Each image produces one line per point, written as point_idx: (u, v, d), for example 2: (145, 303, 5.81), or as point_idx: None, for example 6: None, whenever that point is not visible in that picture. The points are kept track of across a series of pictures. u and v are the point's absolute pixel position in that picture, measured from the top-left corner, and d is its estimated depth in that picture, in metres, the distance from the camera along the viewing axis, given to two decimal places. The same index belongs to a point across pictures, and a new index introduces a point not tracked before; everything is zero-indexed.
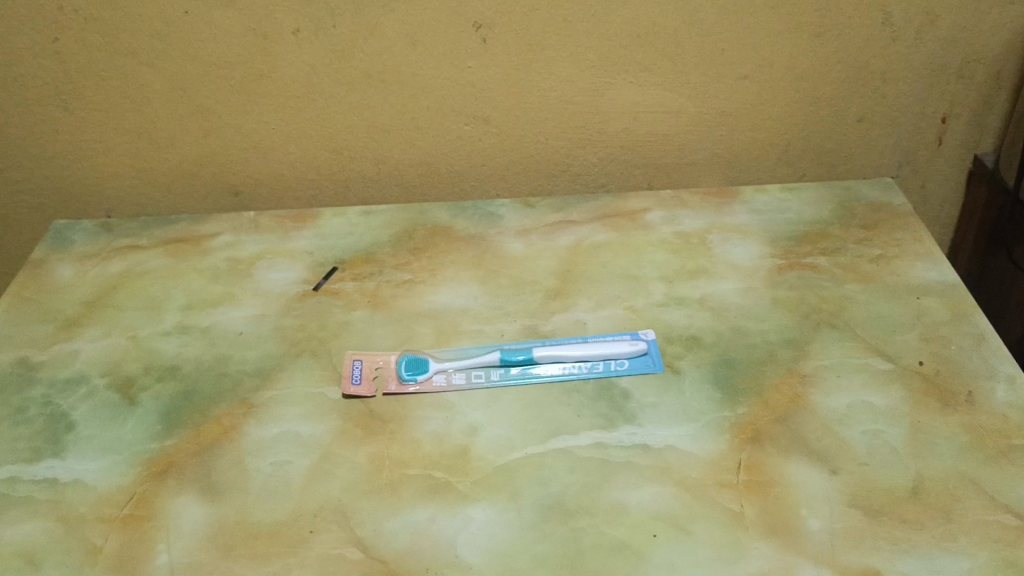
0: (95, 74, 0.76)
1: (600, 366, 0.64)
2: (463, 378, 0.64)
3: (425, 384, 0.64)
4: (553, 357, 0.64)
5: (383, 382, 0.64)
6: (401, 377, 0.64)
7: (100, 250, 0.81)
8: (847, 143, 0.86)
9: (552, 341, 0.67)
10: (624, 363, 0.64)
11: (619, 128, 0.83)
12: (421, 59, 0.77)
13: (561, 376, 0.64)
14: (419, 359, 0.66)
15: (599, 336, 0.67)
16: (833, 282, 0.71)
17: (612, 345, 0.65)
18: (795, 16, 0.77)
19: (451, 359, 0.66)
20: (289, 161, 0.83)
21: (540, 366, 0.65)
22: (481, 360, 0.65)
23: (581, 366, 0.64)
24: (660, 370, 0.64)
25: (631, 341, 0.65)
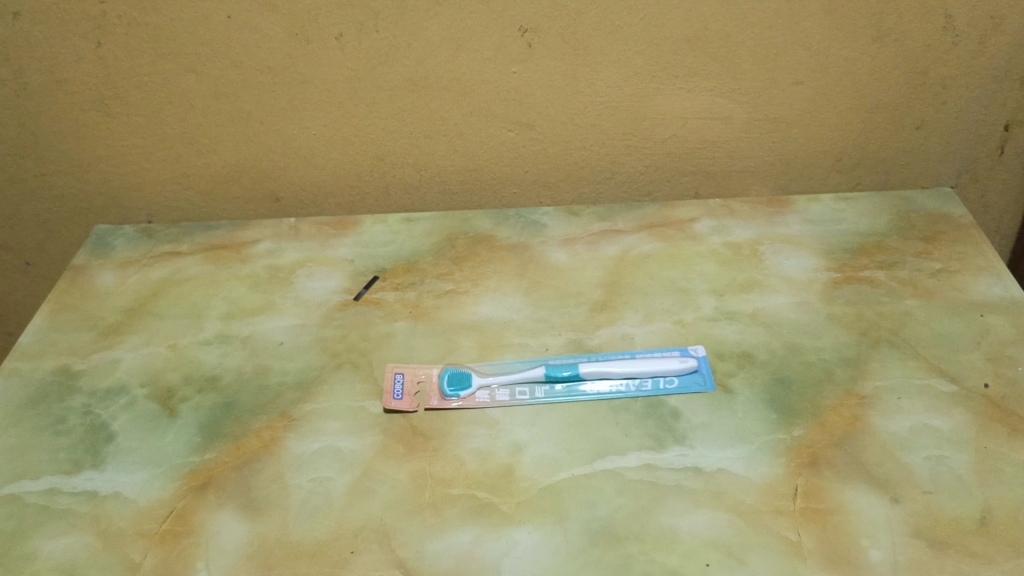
0: (138, 78, 0.76)
1: (648, 383, 0.62)
2: (506, 394, 0.62)
3: (468, 399, 0.62)
4: (600, 373, 0.62)
5: (425, 397, 0.63)
6: (443, 392, 0.63)
7: (141, 257, 0.80)
8: (903, 151, 0.83)
9: (598, 357, 0.65)
10: (673, 381, 0.62)
11: (667, 135, 0.81)
12: (465, 64, 0.75)
13: (608, 393, 0.62)
14: (462, 373, 0.64)
15: (647, 352, 0.65)
16: (892, 298, 0.68)
17: (660, 362, 0.63)
18: (853, 19, 0.74)
19: (495, 373, 0.64)
20: (330, 167, 0.82)
21: (586, 383, 0.63)
22: (526, 376, 0.63)
23: (629, 384, 0.62)
24: (711, 389, 0.61)
25: (681, 358, 0.63)
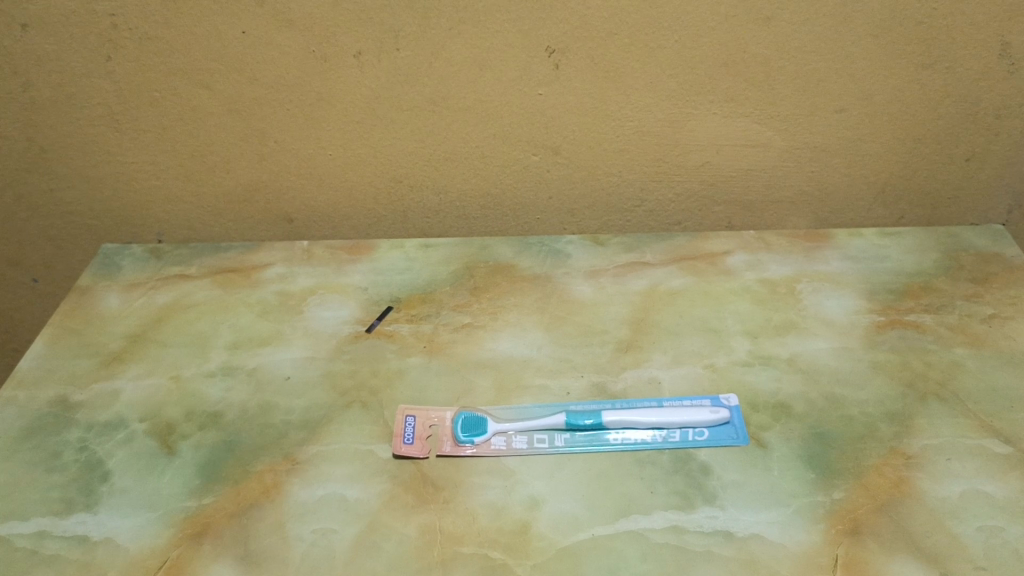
0: (149, 94, 0.73)
1: (677, 434, 0.58)
2: (524, 442, 0.59)
3: (483, 446, 0.58)
4: (624, 422, 0.58)
5: (437, 442, 0.59)
6: (457, 439, 0.59)
7: (149, 279, 0.77)
8: (951, 185, 0.78)
9: (623, 403, 0.61)
10: (703, 433, 0.58)
11: (699, 162, 0.77)
12: (489, 85, 0.72)
13: (632, 444, 0.58)
14: (477, 417, 0.60)
15: (675, 400, 0.61)
16: (940, 345, 0.64)
17: (690, 412, 0.59)
18: (902, 45, 0.70)
19: (513, 418, 0.60)
20: (346, 188, 0.79)
21: (610, 432, 0.59)
22: (545, 422, 0.59)
23: (656, 434, 0.58)
24: (744, 443, 0.57)
25: (712, 408, 0.59)
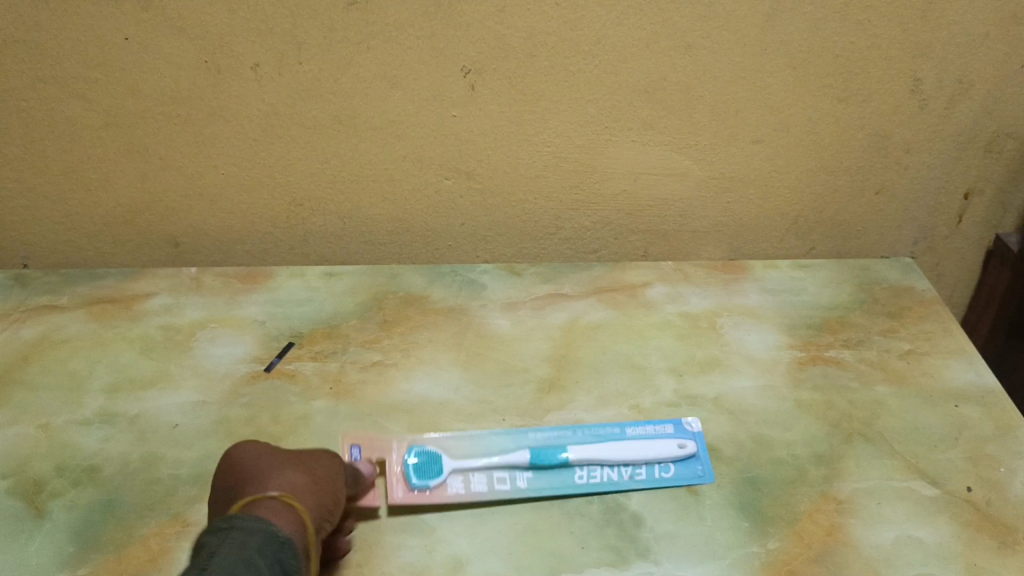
0: (14, 103, 0.65)
1: (643, 471, 0.56)
2: (483, 483, 0.55)
3: (440, 489, 0.54)
4: (590, 460, 0.55)
5: (387, 487, 0.54)
6: (411, 483, 0.54)
7: (12, 310, 0.69)
8: (861, 217, 0.79)
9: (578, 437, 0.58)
10: (669, 469, 0.56)
11: (617, 190, 0.75)
12: (399, 104, 0.67)
13: (601, 484, 0.55)
14: (429, 457, 0.55)
15: (637, 430, 0.59)
16: (862, 383, 0.63)
17: (655, 447, 0.56)
18: (819, 77, 0.69)
19: (468, 456, 0.56)
20: (240, 211, 0.73)
21: (576, 470, 0.55)
22: (504, 461, 0.55)
23: (624, 471, 0.56)
24: (711, 481, 0.55)
25: (678, 441, 0.57)
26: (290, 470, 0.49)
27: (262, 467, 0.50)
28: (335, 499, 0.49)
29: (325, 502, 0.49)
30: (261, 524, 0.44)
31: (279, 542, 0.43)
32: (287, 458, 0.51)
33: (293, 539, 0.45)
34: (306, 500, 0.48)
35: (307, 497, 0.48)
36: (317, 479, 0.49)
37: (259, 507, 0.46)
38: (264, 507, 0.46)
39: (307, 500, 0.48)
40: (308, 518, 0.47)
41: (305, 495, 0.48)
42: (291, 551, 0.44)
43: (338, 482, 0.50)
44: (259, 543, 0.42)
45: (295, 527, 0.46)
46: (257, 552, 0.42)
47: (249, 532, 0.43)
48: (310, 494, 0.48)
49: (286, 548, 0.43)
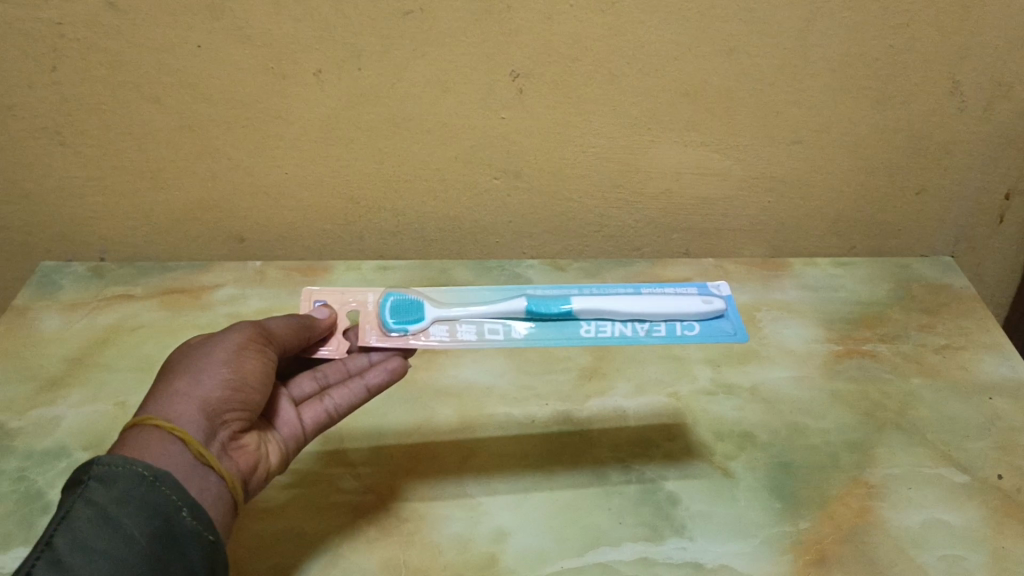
0: (95, 106, 0.69)
1: (662, 329, 0.52)
2: (472, 333, 0.53)
3: (421, 335, 0.53)
4: (598, 314, 0.52)
5: (363, 331, 0.53)
6: (389, 327, 0.53)
7: (91, 299, 0.75)
8: (901, 217, 0.81)
9: (586, 292, 0.55)
10: (693, 328, 0.53)
11: (659, 189, 0.77)
12: (451, 106, 0.71)
13: (613, 337, 0.52)
14: (408, 300, 0.54)
15: (653, 290, 0.55)
16: (896, 375, 0.65)
17: (682, 300, 0.53)
18: (858, 79, 0.71)
19: (452, 306, 0.54)
20: (300, 209, 0.77)
21: (583, 325, 0.53)
22: (505, 310, 0.53)
23: (635, 326, 0.53)
24: (744, 340, 0.52)
25: (704, 299, 0.53)
26: (193, 374, 0.46)
27: (167, 373, 0.48)
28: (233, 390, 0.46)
29: (227, 410, 0.46)
30: (125, 466, 0.41)
31: (147, 484, 0.41)
32: (200, 353, 0.48)
33: (172, 471, 0.43)
34: (192, 417, 0.45)
35: (195, 412, 0.45)
36: (199, 379, 0.46)
37: (133, 437, 0.44)
38: (136, 439, 0.44)
39: (193, 419, 0.45)
40: (195, 439, 0.44)
41: (192, 412, 0.45)
42: (155, 497, 0.41)
43: (235, 365, 0.47)
44: (126, 490, 0.41)
45: (184, 455, 0.44)
46: (117, 507, 0.40)
47: (115, 478, 0.41)
48: (203, 406, 0.45)
49: (159, 487, 0.41)
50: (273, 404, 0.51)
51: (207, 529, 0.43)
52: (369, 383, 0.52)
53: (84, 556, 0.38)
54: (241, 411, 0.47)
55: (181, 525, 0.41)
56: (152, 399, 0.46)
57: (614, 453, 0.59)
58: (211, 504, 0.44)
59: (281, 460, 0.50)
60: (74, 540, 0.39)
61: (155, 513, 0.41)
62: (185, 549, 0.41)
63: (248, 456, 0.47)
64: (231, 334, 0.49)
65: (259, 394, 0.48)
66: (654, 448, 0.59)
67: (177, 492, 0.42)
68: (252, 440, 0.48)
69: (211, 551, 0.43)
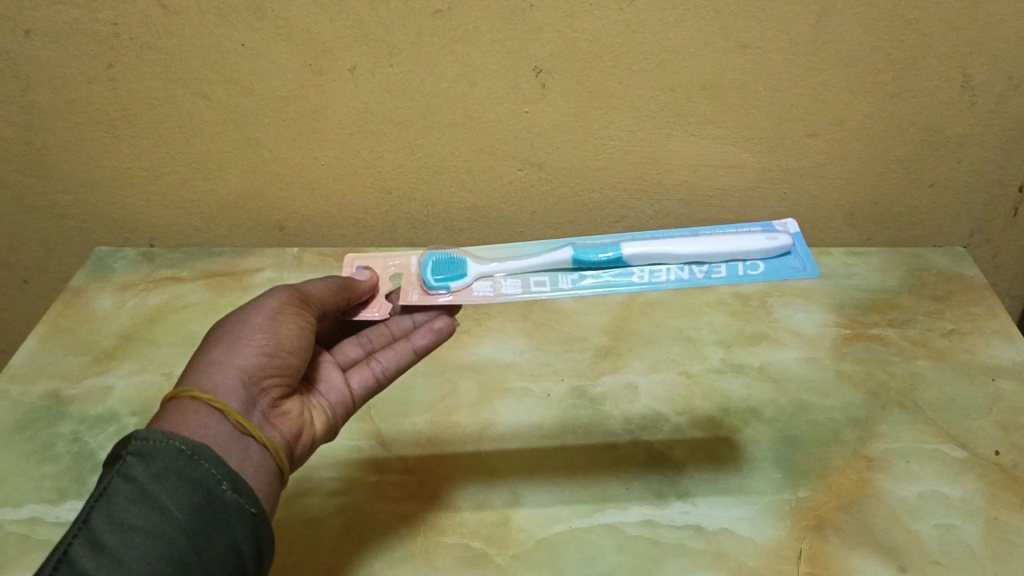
0: (147, 101, 0.73)
1: (723, 269, 0.53)
2: (516, 286, 0.55)
3: (465, 291, 0.55)
4: (652, 259, 0.53)
5: (405, 290, 0.56)
6: (428, 284, 0.56)
7: (141, 281, 0.83)
8: (917, 208, 0.83)
9: (637, 239, 0.56)
10: (757, 267, 0.53)
11: (678, 180, 0.80)
12: (477, 101, 0.73)
13: (669, 281, 0.53)
14: (451, 261, 0.57)
15: (713, 232, 0.55)
16: (903, 357, 0.67)
17: (744, 240, 0.53)
18: (876, 75, 0.72)
19: (493, 263, 0.57)
20: (336, 199, 0.82)
21: (636, 271, 0.54)
22: (546, 263, 0.55)
23: (693, 269, 0.53)
24: (814, 276, 0.52)
25: (768, 236, 0.53)
26: (228, 346, 0.48)
27: (204, 347, 0.49)
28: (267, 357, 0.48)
29: (264, 379, 0.48)
30: (164, 441, 0.43)
31: (185, 459, 0.42)
32: (233, 327, 0.50)
33: (211, 443, 0.44)
34: (230, 387, 0.46)
35: (233, 380, 0.47)
36: (234, 350, 0.48)
37: (172, 410, 0.45)
38: (174, 411, 0.45)
39: (232, 388, 0.46)
40: (234, 408, 0.46)
41: (230, 383, 0.47)
42: (189, 470, 0.42)
43: (268, 333, 0.49)
44: (164, 466, 0.42)
45: (225, 425, 0.45)
46: (151, 483, 0.41)
47: (154, 454, 0.42)
48: (240, 376, 0.47)
49: (198, 462, 0.42)
50: (320, 371, 0.54)
51: (248, 500, 0.44)
52: (415, 345, 0.55)
53: (121, 532, 0.40)
54: (279, 378, 0.49)
55: (220, 499, 0.42)
56: (189, 373, 0.48)
57: (626, 425, 0.62)
58: (254, 471, 0.46)
59: (325, 426, 0.52)
60: (111, 518, 0.40)
61: (193, 488, 0.42)
62: (226, 522, 0.42)
63: (290, 422, 0.49)
64: (261, 307, 0.51)
65: (296, 359, 0.50)
66: (664, 421, 0.62)
67: (216, 466, 0.43)
68: (293, 407, 0.50)
69: (254, 523, 0.44)
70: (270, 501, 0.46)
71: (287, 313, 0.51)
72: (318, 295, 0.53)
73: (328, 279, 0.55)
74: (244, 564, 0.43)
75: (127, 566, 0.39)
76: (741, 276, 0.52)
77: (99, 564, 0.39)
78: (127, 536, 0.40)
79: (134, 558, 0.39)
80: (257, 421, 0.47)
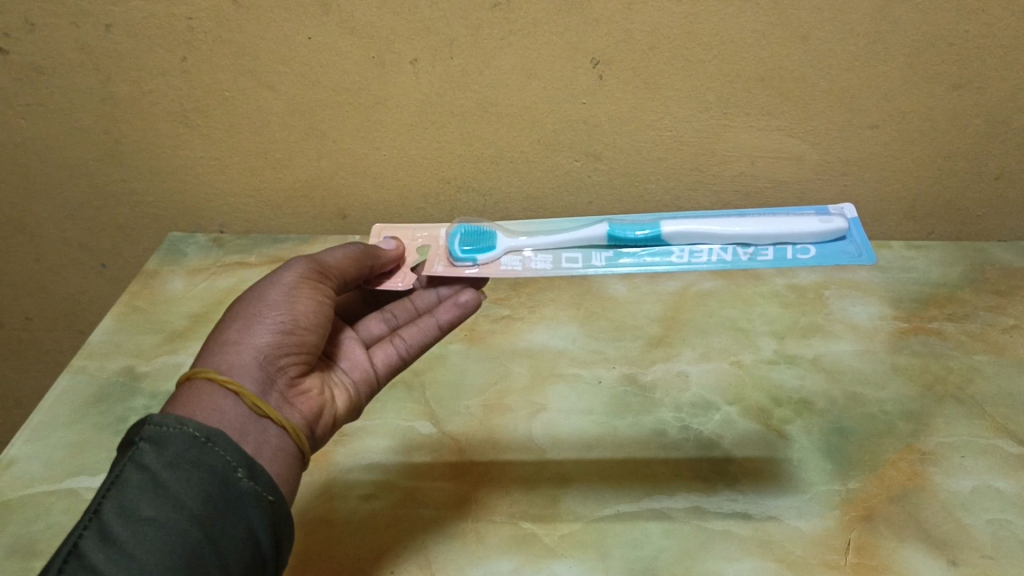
0: (217, 94, 0.76)
1: (770, 252, 0.53)
2: (546, 262, 0.56)
3: (493, 264, 0.56)
4: (691, 238, 0.54)
5: (431, 262, 0.58)
6: (454, 256, 0.57)
7: (211, 264, 0.88)
8: (981, 201, 0.82)
9: (678, 218, 0.56)
10: (810, 251, 0.53)
11: (735, 172, 0.79)
12: (535, 93, 0.74)
13: (710, 262, 0.53)
14: (481, 232, 0.58)
15: (762, 215, 0.55)
16: (960, 351, 0.67)
17: (794, 223, 0.53)
18: (940, 65, 0.71)
19: (522, 237, 0.58)
20: (395, 187, 0.83)
21: (675, 252, 0.54)
22: (578, 240, 0.56)
23: (737, 250, 0.54)
24: (872, 262, 0.52)
25: (823, 220, 0.53)
26: (243, 325, 0.49)
27: (221, 324, 0.50)
28: (282, 335, 0.49)
29: (279, 358, 0.49)
30: (177, 428, 0.43)
31: (198, 446, 0.42)
32: (248, 304, 0.50)
33: (225, 428, 0.44)
34: (245, 368, 0.47)
35: (249, 360, 0.47)
36: (250, 327, 0.49)
37: (187, 392, 0.46)
38: (192, 392, 0.46)
39: (247, 370, 0.47)
40: (249, 390, 0.46)
41: (244, 364, 0.47)
42: (203, 457, 0.42)
43: (283, 310, 0.50)
44: (177, 454, 0.42)
45: (239, 407, 0.46)
46: (164, 472, 0.41)
47: (167, 441, 0.42)
48: (255, 356, 0.48)
49: (212, 449, 0.43)
50: (347, 350, 0.56)
51: (265, 488, 0.44)
52: (440, 320, 0.56)
53: (132, 524, 0.40)
54: (295, 356, 0.49)
55: (234, 487, 0.43)
56: (205, 353, 0.48)
57: (675, 413, 0.63)
58: (271, 454, 0.46)
59: (347, 406, 0.54)
60: (123, 509, 0.40)
61: (207, 476, 0.42)
62: (240, 511, 0.43)
63: (308, 400, 0.50)
64: (274, 284, 0.51)
65: (313, 336, 0.51)
66: (714, 410, 0.63)
67: (230, 453, 0.43)
68: (310, 385, 0.51)
69: (270, 511, 0.44)
70: (287, 482, 0.47)
71: (302, 289, 0.51)
72: (335, 267, 0.54)
73: (349, 247, 0.56)
74: (260, 552, 0.44)
75: (140, 558, 0.39)
76: (789, 260, 0.52)
77: (111, 557, 0.39)
78: (139, 528, 0.40)
79: (147, 550, 0.39)
80: (274, 401, 0.48)
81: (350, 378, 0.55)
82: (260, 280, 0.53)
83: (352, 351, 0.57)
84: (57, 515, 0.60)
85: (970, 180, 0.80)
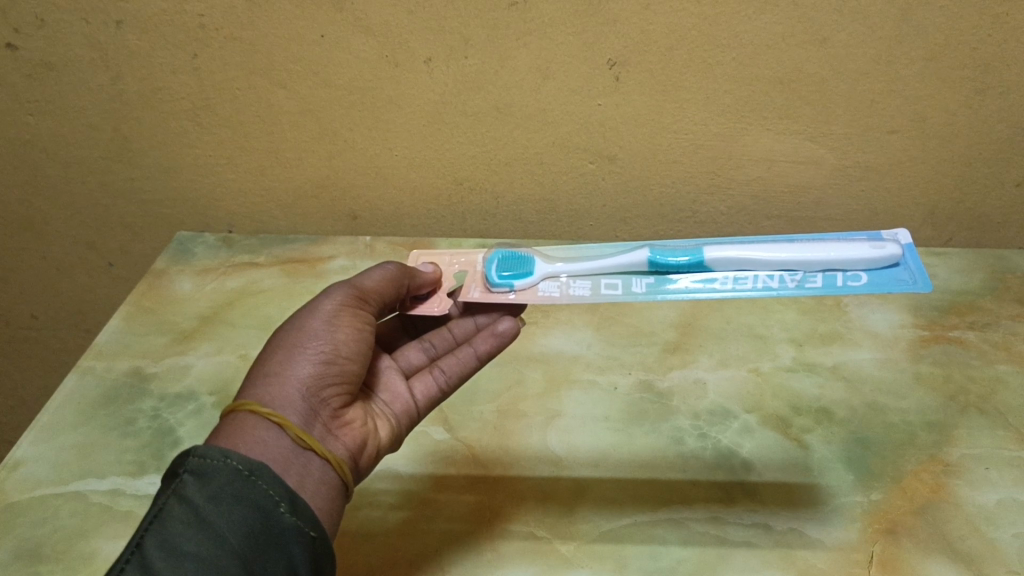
0: (228, 92, 0.75)
1: (818, 279, 0.51)
2: (584, 289, 0.55)
3: (530, 291, 0.55)
4: (734, 264, 0.52)
5: (467, 288, 0.57)
6: (491, 281, 0.56)
7: (221, 264, 0.87)
8: (1001, 208, 0.81)
9: (724, 243, 0.55)
10: (861, 277, 0.51)
11: (752, 176, 0.78)
12: (550, 93, 0.73)
13: (754, 290, 0.52)
14: (519, 257, 0.57)
15: (814, 240, 0.53)
16: (983, 361, 0.66)
17: (845, 249, 0.51)
18: (963, 70, 0.69)
19: (559, 263, 0.57)
20: (407, 188, 0.82)
21: (718, 279, 0.53)
22: (618, 266, 0.55)
23: (784, 277, 0.52)
24: (927, 290, 0.49)
25: (876, 244, 0.51)
26: (285, 356, 0.48)
27: (263, 356, 0.49)
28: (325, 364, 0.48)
29: (322, 388, 0.48)
30: (221, 461, 0.42)
31: (241, 480, 0.41)
32: (290, 334, 0.49)
33: (267, 461, 0.43)
34: (289, 399, 0.46)
35: (292, 391, 0.46)
36: (293, 358, 0.48)
37: (230, 426, 0.45)
38: (235, 426, 0.45)
39: (290, 401, 0.46)
40: (293, 422, 0.45)
41: (287, 396, 0.46)
42: (247, 491, 0.41)
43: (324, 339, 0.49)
44: (220, 488, 0.41)
45: (283, 440, 0.44)
46: (207, 506, 0.41)
47: (211, 474, 0.42)
48: (299, 387, 0.47)
49: (254, 482, 0.42)
50: (387, 379, 0.56)
51: (307, 523, 0.43)
52: (477, 349, 0.56)
53: (172, 560, 0.39)
54: (337, 387, 0.48)
55: (276, 522, 0.41)
56: (247, 385, 0.47)
57: (694, 421, 0.62)
58: (313, 488, 0.45)
59: (390, 438, 0.53)
60: (164, 543, 0.39)
61: (249, 511, 0.41)
62: (282, 547, 0.41)
63: (351, 432, 0.49)
64: (315, 313, 0.50)
65: (354, 365, 0.50)
66: (732, 419, 0.62)
67: (273, 487, 0.42)
68: (353, 416, 0.50)
69: (313, 547, 0.43)
70: (330, 517, 0.45)
71: (342, 317, 0.51)
72: (374, 290, 0.53)
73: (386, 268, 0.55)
74: None
75: None
76: (839, 287, 0.50)
77: None
78: (179, 563, 0.39)
79: None
80: (318, 433, 0.47)
81: (391, 410, 0.54)
82: (299, 310, 0.52)
83: (391, 381, 0.56)
84: (63, 519, 0.59)
85: (991, 186, 0.78)
